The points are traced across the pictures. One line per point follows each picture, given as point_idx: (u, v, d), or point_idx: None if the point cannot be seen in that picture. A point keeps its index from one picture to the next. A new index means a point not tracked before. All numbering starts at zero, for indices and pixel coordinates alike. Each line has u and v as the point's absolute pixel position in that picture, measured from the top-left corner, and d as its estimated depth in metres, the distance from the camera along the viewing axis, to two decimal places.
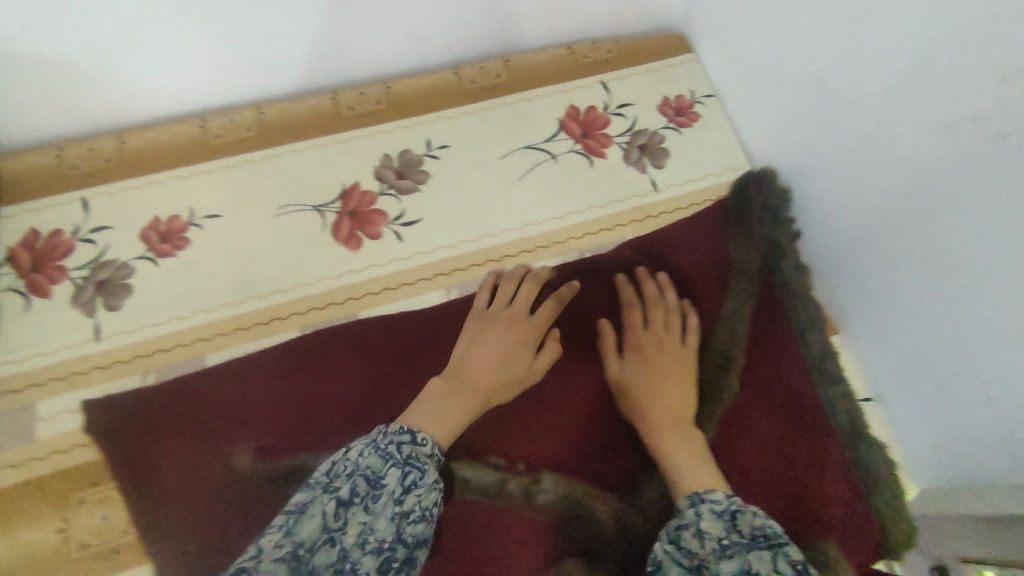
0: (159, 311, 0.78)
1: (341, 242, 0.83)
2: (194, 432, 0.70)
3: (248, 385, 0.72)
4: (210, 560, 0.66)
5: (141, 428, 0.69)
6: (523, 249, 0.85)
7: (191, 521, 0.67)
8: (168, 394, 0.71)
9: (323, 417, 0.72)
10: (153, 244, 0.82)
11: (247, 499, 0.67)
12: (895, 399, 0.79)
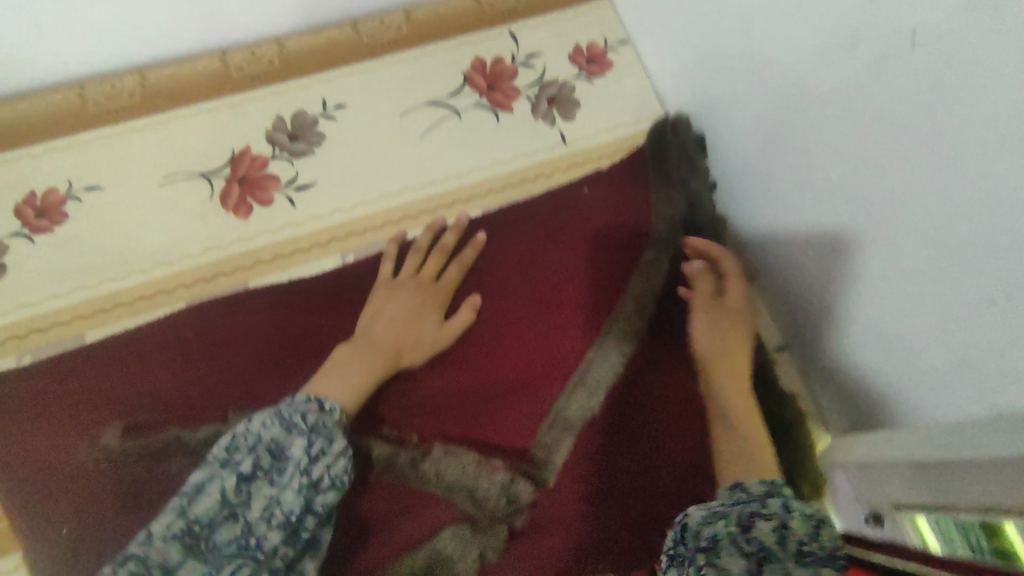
0: (34, 287, 0.74)
1: (229, 210, 0.79)
2: (64, 416, 0.66)
3: (120, 363, 0.68)
4: (82, 545, 0.63)
5: (7, 413, 0.66)
6: (423, 209, 0.81)
7: (63, 506, 0.64)
8: (31, 378, 0.67)
9: (201, 392, 0.68)
10: (28, 219, 0.77)
11: (119, 481, 0.64)
12: (802, 345, 0.77)
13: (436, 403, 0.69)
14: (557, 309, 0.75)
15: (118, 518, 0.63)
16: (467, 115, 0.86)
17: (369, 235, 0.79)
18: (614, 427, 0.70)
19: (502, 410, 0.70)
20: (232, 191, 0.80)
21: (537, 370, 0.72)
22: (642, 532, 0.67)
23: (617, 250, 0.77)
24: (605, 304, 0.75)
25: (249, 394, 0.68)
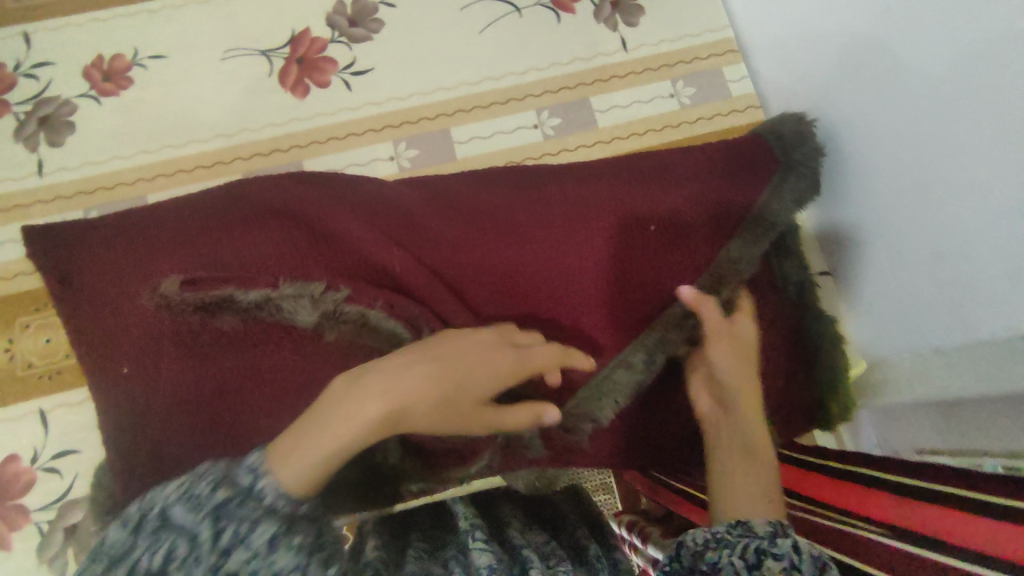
0: (100, 146, 0.77)
1: (287, 90, 0.79)
2: (124, 265, 0.68)
3: (180, 220, 0.70)
4: (142, 385, 0.66)
5: (73, 258, 0.69)
6: (476, 105, 0.79)
7: (126, 348, 0.67)
8: (98, 228, 0.70)
9: (257, 261, 0.67)
10: (95, 80, 0.79)
11: (177, 332, 0.66)
12: (848, 273, 0.74)
13: (477, 303, 0.68)
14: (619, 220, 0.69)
15: (175, 365, 0.66)
16: (527, 13, 0.83)
17: (422, 125, 0.78)
18: (645, 347, 0.67)
19: (542, 316, 0.68)
20: (288, 72, 0.80)
21: (586, 282, 0.68)
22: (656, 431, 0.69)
23: (689, 164, 0.71)
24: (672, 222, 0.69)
25: (301, 271, 0.67)
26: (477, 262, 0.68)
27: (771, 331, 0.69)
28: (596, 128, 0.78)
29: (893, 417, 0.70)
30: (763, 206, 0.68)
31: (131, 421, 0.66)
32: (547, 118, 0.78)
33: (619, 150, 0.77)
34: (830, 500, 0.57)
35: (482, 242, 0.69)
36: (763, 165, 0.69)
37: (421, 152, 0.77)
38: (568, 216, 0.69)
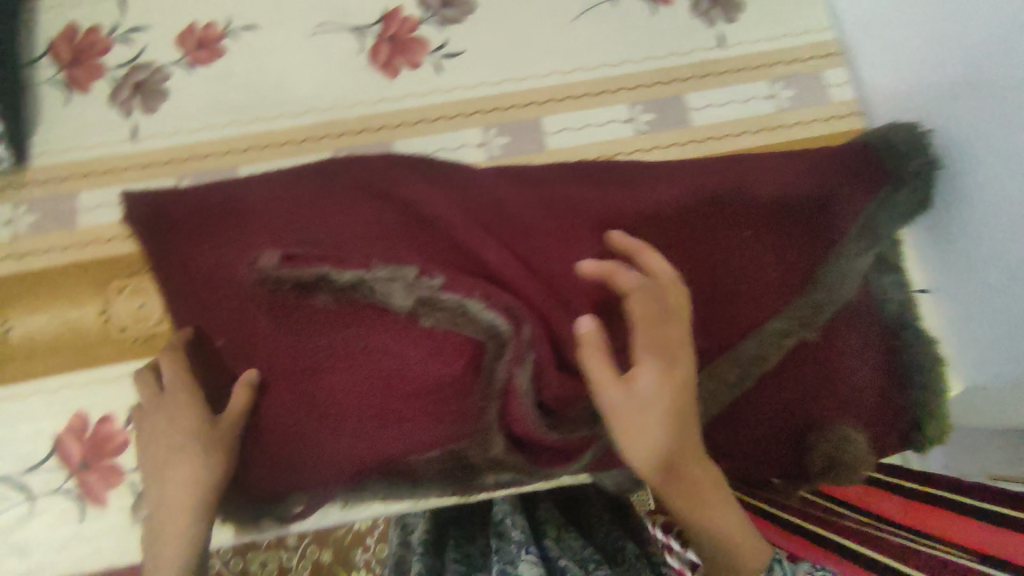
0: (193, 115, 0.77)
1: (377, 68, 0.78)
2: (227, 238, 0.70)
3: (280, 198, 0.72)
4: (240, 354, 0.69)
5: (175, 228, 0.71)
6: (568, 96, 0.78)
7: (229, 324, 0.69)
8: (201, 202, 0.73)
9: (354, 245, 0.68)
10: (188, 48, 0.78)
11: (275, 310, 0.67)
12: (951, 287, 0.70)
13: (571, 299, 0.67)
14: (715, 226, 0.70)
15: (274, 343, 0.68)
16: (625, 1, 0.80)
17: (514, 112, 0.77)
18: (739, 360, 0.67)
19: (636, 316, 0.67)
20: (380, 49, 0.79)
21: (681, 286, 0.68)
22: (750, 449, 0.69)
23: (790, 172, 0.71)
24: (767, 231, 0.70)
25: (396, 255, 0.66)
26: (572, 257, 0.68)
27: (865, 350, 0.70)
28: (690, 126, 0.77)
29: (972, 443, 0.67)
30: (867, 218, 0.69)
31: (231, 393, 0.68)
32: (639, 114, 0.77)
33: (713, 151, 0.76)
34: (912, 523, 0.58)
35: (577, 238, 0.69)
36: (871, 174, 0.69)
37: (511, 141, 0.77)
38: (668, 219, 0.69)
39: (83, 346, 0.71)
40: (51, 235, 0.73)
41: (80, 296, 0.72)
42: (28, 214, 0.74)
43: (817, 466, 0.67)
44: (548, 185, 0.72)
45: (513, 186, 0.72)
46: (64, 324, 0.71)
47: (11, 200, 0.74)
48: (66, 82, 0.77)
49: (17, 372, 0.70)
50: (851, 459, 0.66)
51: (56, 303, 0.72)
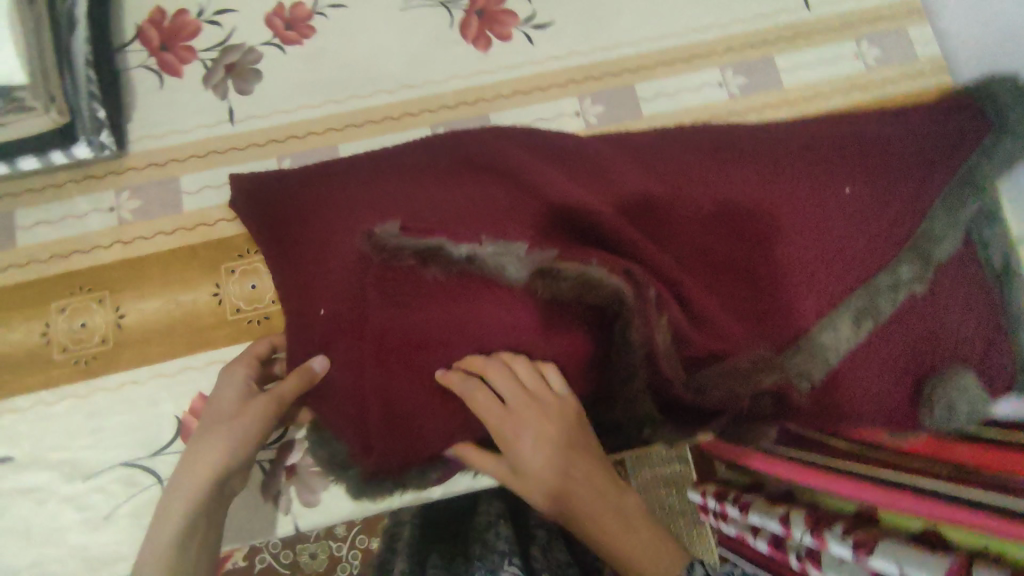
0: (288, 95, 0.77)
1: (469, 42, 0.78)
2: (330, 210, 0.70)
3: (383, 172, 0.72)
4: (342, 325, 0.67)
5: (279, 203, 0.71)
6: (660, 62, 0.79)
7: (342, 305, 0.67)
8: (304, 178, 0.72)
9: (468, 217, 0.67)
10: (276, 29, 0.78)
11: (392, 285, 0.65)
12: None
13: (687, 262, 0.69)
14: (818, 185, 0.71)
15: (391, 319, 0.66)
16: None
17: (609, 81, 0.78)
18: (851, 314, 0.68)
19: (747, 274, 0.69)
20: (469, 23, 0.78)
21: (790, 244, 0.69)
22: (872, 406, 0.69)
23: (882, 132, 0.74)
24: (866, 187, 0.72)
25: (517, 223, 0.66)
26: (686, 219, 0.69)
27: (970, 297, 0.72)
28: (781, 88, 0.78)
29: None
30: (962, 172, 0.71)
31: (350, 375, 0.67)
32: (731, 77, 0.78)
33: (806, 111, 0.78)
34: None
35: (686, 201, 0.70)
36: (972, 128, 0.71)
37: (607, 109, 0.78)
38: (768, 180, 0.71)
39: (199, 329, 0.71)
40: (156, 221, 0.73)
41: (190, 280, 0.72)
42: (131, 201, 0.73)
43: (935, 415, 0.67)
44: (646, 154, 0.73)
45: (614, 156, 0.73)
46: (177, 308, 0.71)
47: (114, 187, 0.73)
48: (158, 67, 0.76)
49: (132, 358, 0.70)
50: (968, 410, 0.66)
51: (168, 286, 0.72)
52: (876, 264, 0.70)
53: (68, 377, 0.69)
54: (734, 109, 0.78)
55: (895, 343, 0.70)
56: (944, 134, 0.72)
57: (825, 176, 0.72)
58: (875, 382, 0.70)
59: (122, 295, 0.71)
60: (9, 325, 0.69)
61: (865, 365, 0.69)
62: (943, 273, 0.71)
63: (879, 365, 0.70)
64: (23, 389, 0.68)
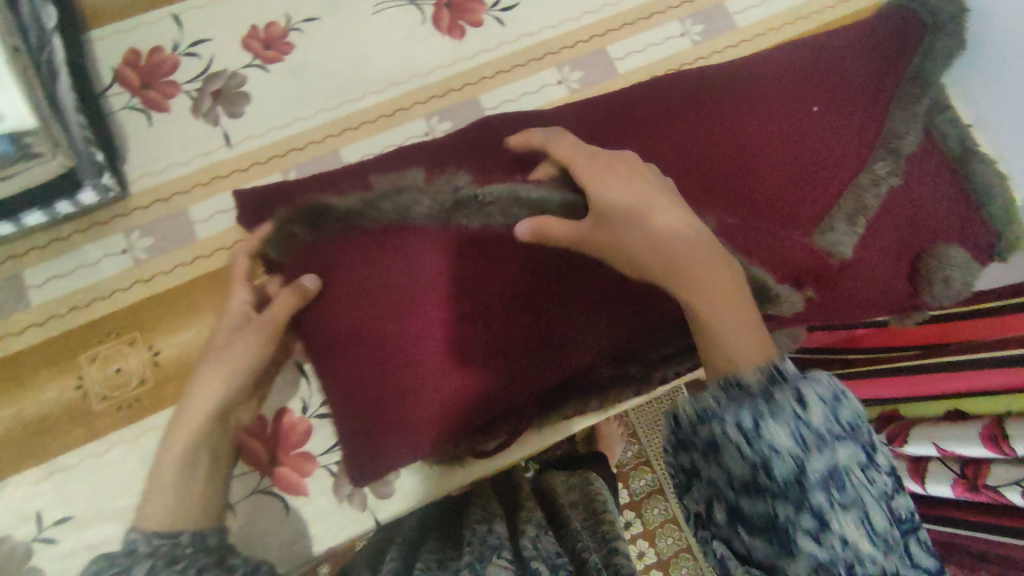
0: (281, 110, 0.78)
1: (444, 33, 0.82)
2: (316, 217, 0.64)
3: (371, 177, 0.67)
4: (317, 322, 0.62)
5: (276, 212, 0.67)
6: (624, 23, 0.85)
7: (352, 302, 0.60)
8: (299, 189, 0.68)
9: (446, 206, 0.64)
10: (256, 51, 0.80)
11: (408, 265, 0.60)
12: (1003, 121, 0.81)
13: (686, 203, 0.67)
14: (792, 107, 0.73)
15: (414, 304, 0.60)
16: None
17: (581, 49, 0.84)
18: (845, 214, 0.69)
19: (746, 206, 0.68)
20: (439, 16, 0.83)
21: (776, 169, 0.70)
22: (876, 293, 0.71)
23: (837, 48, 0.76)
24: (831, 99, 0.73)
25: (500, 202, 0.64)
26: (671, 167, 0.69)
27: (939, 175, 0.75)
28: (735, 28, 0.86)
29: None
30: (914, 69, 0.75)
31: (372, 379, 0.60)
32: (691, 26, 0.86)
33: (761, 45, 0.86)
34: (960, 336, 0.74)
35: (670, 149, 0.70)
36: (910, 29, 0.77)
37: (586, 73, 0.83)
38: (752, 104, 0.73)
39: None
40: (171, 252, 0.71)
41: (220, 302, 0.70)
42: (143, 239, 0.71)
43: (935, 291, 0.71)
44: (639, 122, 0.71)
45: (606, 129, 0.70)
46: (211, 334, 0.69)
47: (123, 229, 0.71)
48: (144, 105, 0.76)
49: (172, 393, 0.66)
50: (961, 279, 0.72)
51: (195, 315, 0.69)
52: (857, 165, 0.71)
53: (113, 425, 0.65)
54: (697, 55, 0.85)
55: (886, 235, 0.71)
56: (891, 31, 0.77)
57: (801, 84, 0.74)
58: (882, 273, 0.71)
59: (149, 333, 0.68)
60: (41, 386, 0.65)
61: (868, 263, 0.70)
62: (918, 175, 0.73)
63: (884, 256, 0.71)
64: (63, 448, 0.64)
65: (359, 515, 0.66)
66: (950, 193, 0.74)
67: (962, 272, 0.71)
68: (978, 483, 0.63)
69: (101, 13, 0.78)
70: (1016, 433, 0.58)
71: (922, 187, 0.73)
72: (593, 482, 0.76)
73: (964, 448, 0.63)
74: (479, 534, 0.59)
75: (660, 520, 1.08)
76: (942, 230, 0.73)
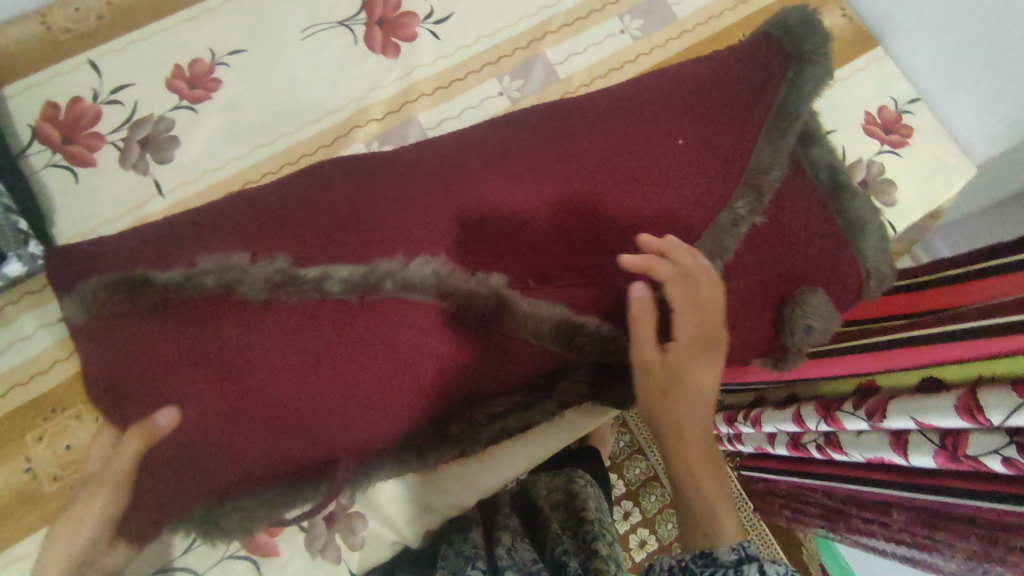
0: (215, 150, 0.75)
1: (378, 53, 0.79)
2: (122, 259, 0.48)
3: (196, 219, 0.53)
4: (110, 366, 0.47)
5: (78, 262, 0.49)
6: (562, 24, 0.83)
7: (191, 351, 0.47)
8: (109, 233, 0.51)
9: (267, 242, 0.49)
10: (182, 90, 0.76)
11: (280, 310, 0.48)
12: (942, 86, 0.82)
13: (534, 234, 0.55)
14: (666, 135, 0.59)
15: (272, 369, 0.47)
16: None
17: (521, 56, 0.81)
18: (804, 210, 0.64)
19: (574, 252, 0.56)
20: (372, 36, 0.80)
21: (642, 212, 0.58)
22: (739, 337, 0.64)
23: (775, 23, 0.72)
24: (703, 129, 0.61)
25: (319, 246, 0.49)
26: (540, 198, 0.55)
27: (822, 211, 0.66)
28: (675, 19, 0.84)
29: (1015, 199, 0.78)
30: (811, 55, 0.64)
31: (232, 439, 0.48)
32: (630, 22, 0.84)
33: (703, 35, 0.84)
34: (934, 308, 0.72)
35: (570, 157, 0.57)
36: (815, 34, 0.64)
37: (528, 81, 0.81)
38: (631, 129, 0.59)
39: None
40: None
41: None
42: None
43: (871, 287, 0.68)
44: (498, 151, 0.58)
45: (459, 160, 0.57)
46: None
47: None
48: (68, 161, 0.73)
49: None
50: (878, 274, 0.68)
51: None
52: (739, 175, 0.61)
53: (69, 505, 0.62)
54: (641, 50, 0.83)
55: (755, 276, 0.62)
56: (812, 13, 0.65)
57: (685, 109, 0.61)
58: (750, 316, 0.64)
59: (97, 402, 0.65)
60: None
61: (737, 311, 0.63)
62: (802, 215, 0.64)
63: (756, 299, 0.63)
64: (17, 536, 0.61)
65: (333, 569, 0.63)
66: (830, 225, 0.66)
67: (878, 268, 0.68)
68: (958, 454, 0.61)
69: (15, 66, 0.74)
70: (991, 403, 0.56)
71: (804, 226, 0.64)
72: (571, 472, 0.71)
73: (942, 419, 0.61)
74: (461, 543, 0.59)
75: (657, 507, 1.06)
76: (828, 259, 0.65)
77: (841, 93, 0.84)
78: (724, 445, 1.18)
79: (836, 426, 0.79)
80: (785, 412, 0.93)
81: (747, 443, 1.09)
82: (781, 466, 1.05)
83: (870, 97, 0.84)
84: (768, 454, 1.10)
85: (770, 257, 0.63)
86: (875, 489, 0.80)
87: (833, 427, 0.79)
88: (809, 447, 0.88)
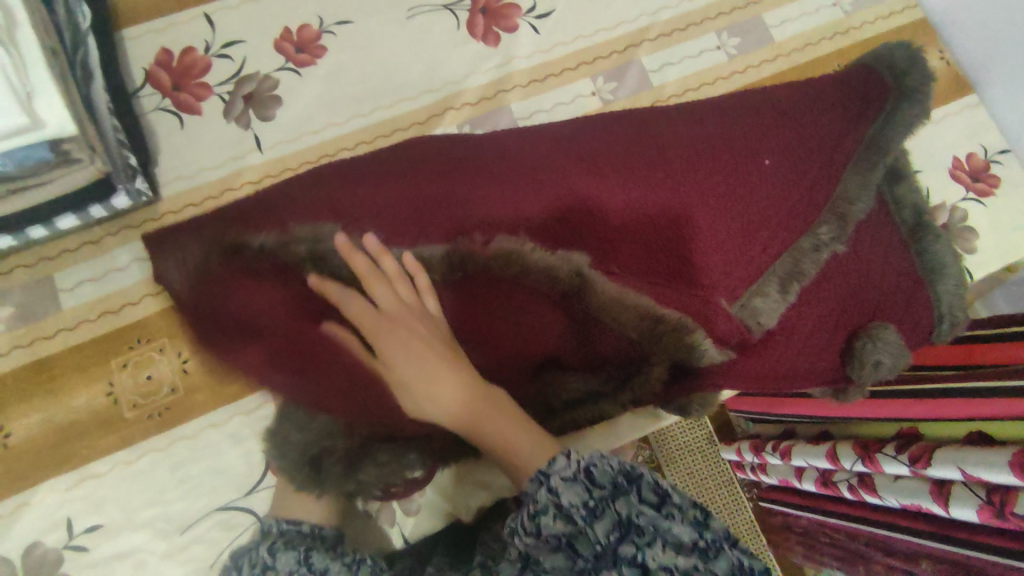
0: (312, 115, 0.77)
1: (479, 40, 0.81)
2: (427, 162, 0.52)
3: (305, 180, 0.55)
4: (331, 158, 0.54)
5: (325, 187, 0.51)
6: (658, 33, 0.84)
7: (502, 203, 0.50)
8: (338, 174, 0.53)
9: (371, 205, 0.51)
10: (288, 52, 0.79)
11: (395, 209, 0.48)
12: None
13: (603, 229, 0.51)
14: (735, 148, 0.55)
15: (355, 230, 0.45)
16: None
17: (616, 59, 0.83)
18: (885, 244, 0.63)
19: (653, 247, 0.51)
20: (474, 22, 0.81)
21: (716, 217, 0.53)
22: (805, 363, 0.62)
23: None
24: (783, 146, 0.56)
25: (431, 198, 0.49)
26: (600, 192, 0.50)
27: (894, 247, 0.64)
28: (773, 41, 0.85)
29: None
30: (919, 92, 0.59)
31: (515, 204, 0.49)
32: (727, 39, 0.84)
33: (798, 60, 0.85)
34: (996, 362, 0.71)
35: (662, 160, 0.53)
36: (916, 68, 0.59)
37: (620, 85, 0.82)
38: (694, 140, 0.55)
39: None
40: None
41: None
42: None
43: (943, 330, 0.66)
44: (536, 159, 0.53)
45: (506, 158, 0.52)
46: None
47: None
48: (175, 107, 0.76)
49: (200, 400, 0.66)
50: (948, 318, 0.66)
51: None
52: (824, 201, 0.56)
53: (143, 432, 0.65)
54: (735, 67, 0.84)
55: (827, 303, 0.60)
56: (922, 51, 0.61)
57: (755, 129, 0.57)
58: (822, 343, 0.61)
59: (178, 339, 0.68)
60: (71, 391, 0.65)
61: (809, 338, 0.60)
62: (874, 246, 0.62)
63: (827, 328, 0.61)
64: (93, 455, 0.64)
65: None
66: (900, 261, 0.64)
67: (951, 314, 0.66)
68: (1005, 510, 0.61)
69: (137, 9, 0.78)
70: None
71: (875, 258, 0.62)
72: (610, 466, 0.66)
73: (993, 475, 0.61)
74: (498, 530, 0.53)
75: None
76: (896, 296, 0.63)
77: (929, 136, 0.84)
78: (747, 472, 1.17)
79: (873, 467, 0.79)
80: (819, 447, 0.92)
81: (770, 474, 1.08)
82: (804, 501, 1.04)
83: (958, 144, 0.84)
84: (793, 487, 1.09)
85: (843, 285, 0.60)
86: (903, 536, 0.79)
87: (871, 469, 0.79)
88: (841, 485, 0.88)
